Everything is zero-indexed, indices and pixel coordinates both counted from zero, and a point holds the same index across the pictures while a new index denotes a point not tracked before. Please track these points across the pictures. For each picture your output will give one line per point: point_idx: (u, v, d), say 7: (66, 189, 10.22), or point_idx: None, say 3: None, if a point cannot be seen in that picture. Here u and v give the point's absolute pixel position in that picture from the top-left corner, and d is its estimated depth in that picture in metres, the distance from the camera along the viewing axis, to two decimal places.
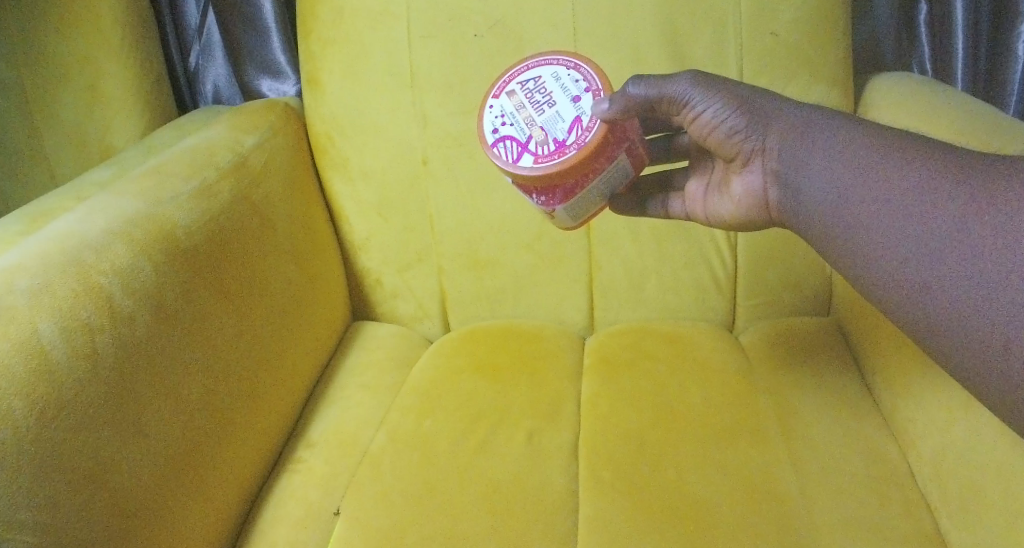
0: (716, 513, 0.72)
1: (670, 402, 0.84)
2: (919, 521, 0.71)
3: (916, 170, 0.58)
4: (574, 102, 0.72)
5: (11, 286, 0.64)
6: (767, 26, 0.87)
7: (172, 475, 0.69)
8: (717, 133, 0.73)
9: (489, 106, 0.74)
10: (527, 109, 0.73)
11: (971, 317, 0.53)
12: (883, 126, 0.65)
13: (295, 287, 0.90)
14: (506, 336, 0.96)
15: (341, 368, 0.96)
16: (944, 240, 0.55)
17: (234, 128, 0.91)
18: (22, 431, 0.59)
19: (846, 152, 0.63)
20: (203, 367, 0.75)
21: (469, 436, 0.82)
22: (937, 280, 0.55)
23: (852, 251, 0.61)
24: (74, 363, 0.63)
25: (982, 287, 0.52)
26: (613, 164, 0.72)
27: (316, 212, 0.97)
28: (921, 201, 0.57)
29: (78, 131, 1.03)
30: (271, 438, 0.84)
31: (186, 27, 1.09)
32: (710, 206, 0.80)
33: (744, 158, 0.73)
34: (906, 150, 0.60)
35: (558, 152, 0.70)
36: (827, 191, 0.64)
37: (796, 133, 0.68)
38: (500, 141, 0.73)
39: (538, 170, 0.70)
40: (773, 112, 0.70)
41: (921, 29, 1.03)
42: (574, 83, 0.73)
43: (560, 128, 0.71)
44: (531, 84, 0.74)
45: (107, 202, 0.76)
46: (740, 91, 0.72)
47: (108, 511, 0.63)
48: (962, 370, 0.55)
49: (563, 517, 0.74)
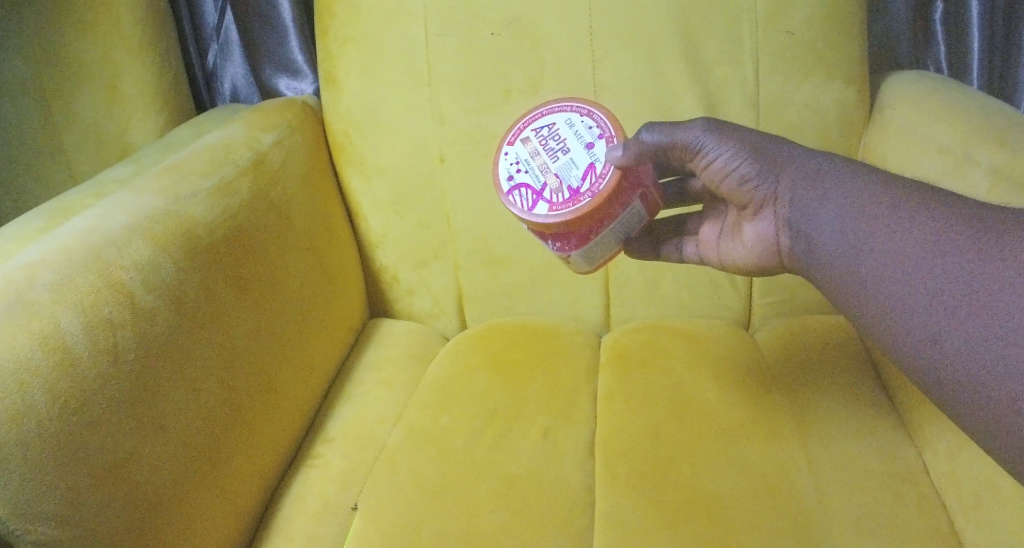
0: (732, 509, 0.73)
1: (686, 398, 0.84)
2: (934, 518, 0.71)
3: (927, 221, 0.58)
4: (588, 149, 0.73)
5: (34, 281, 0.65)
6: (783, 24, 0.87)
7: (190, 492, 0.70)
8: (729, 180, 0.74)
9: (504, 153, 0.75)
10: (541, 156, 0.74)
11: (979, 375, 0.52)
12: (893, 174, 0.65)
13: (313, 285, 0.91)
14: (522, 333, 0.96)
15: (359, 363, 0.97)
16: (952, 293, 0.55)
17: (252, 126, 0.92)
18: (46, 423, 0.60)
19: (857, 199, 0.64)
20: (223, 380, 0.76)
21: (485, 431, 0.83)
22: (945, 333, 0.54)
23: (862, 296, 0.61)
24: (96, 358, 0.64)
25: (989, 345, 0.52)
26: (626, 210, 0.72)
27: (333, 208, 0.98)
28: (930, 252, 0.57)
29: (96, 129, 1.04)
30: (282, 454, 0.84)
31: (204, 26, 1.10)
32: (723, 250, 0.80)
33: (756, 206, 0.74)
34: (916, 200, 0.60)
35: (572, 200, 0.71)
36: (837, 236, 0.64)
37: (806, 182, 0.68)
38: (515, 189, 0.73)
39: (550, 219, 0.71)
40: (784, 160, 0.71)
41: (936, 27, 1.02)
42: (588, 130, 0.74)
43: (574, 176, 0.72)
44: (545, 130, 0.75)
45: (126, 199, 0.77)
46: (753, 138, 0.73)
47: (123, 524, 0.64)
48: (975, 426, 0.54)
49: (578, 514, 0.75)
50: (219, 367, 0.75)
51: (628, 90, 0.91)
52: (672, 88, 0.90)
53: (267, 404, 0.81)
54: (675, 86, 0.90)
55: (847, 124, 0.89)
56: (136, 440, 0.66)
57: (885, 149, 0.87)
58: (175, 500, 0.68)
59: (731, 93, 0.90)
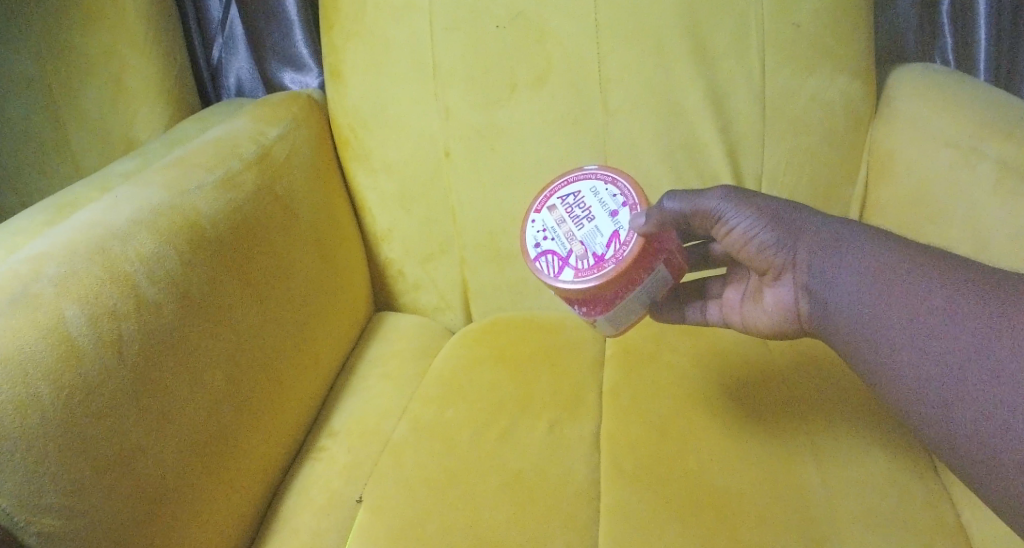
0: (738, 502, 0.72)
1: (692, 390, 0.84)
2: (942, 512, 0.72)
3: (941, 289, 0.60)
4: (613, 217, 0.74)
5: (38, 274, 0.66)
6: (791, 17, 0.86)
7: (202, 507, 0.71)
8: (749, 247, 0.73)
9: (531, 221, 0.77)
10: (567, 223, 0.76)
11: (991, 441, 0.55)
12: (907, 238, 0.66)
13: (316, 275, 0.91)
14: (527, 326, 0.96)
15: (364, 357, 0.97)
16: (964, 364, 0.57)
17: (258, 120, 0.92)
18: (49, 414, 0.60)
19: (873, 265, 0.64)
20: (231, 378, 0.76)
21: (490, 425, 0.83)
22: (958, 402, 0.57)
23: (878, 360, 0.62)
24: (101, 349, 0.65)
25: (998, 417, 0.54)
26: (650, 275, 0.72)
27: (338, 202, 0.98)
28: (942, 322, 0.58)
29: (102, 124, 1.04)
30: (283, 451, 0.83)
31: (209, 21, 1.10)
32: (747, 314, 0.79)
33: (775, 272, 0.73)
34: (929, 268, 0.61)
35: (596, 267, 0.72)
36: (855, 302, 0.64)
37: (826, 249, 0.68)
38: (542, 255, 0.75)
39: (576, 285, 0.72)
40: (804, 228, 0.70)
41: (943, 20, 1.01)
42: (612, 198, 0.75)
43: (599, 243, 0.73)
44: (571, 198, 0.77)
45: (133, 192, 0.77)
46: (773, 205, 0.72)
47: (131, 532, 0.64)
48: (985, 485, 0.56)
49: (584, 508, 0.75)
50: (225, 372, 0.75)
51: (633, 84, 0.90)
52: (679, 82, 0.89)
53: (269, 408, 0.80)
54: (681, 80, 0.89)
55: (854, 117, 0.89)
56: (146, 447, 0.66)
57: (889, 142, 0.86)
58: (190, 498, 0.70)
59: (738, 87, 0.89)
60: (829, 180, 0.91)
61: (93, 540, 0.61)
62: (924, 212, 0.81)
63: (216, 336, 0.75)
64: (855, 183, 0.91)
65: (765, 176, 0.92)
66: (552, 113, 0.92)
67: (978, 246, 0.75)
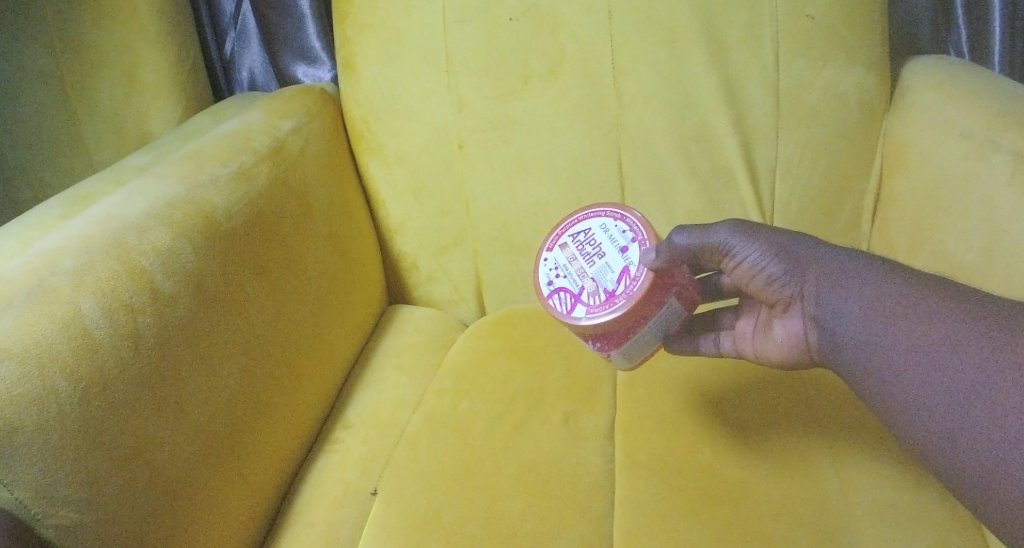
0: (754, 496, 0.72)
1: (706, 384, 0.83)
2: (957, 507, 0.70)
3: (947, 319, 0.59)
4: (622, 253, 0.74)
5: (55, 267, 0.66)
6: (805, 8, 0.85)
7: (214, 514, 0.71)
8: (757, 280, 0.72)
9: (543, 259, 0.77)
10: (579, 260, 0.75)
11: (996, 468, 0.54)
12: (913, 268, 0.65)
13: (331, 268, 0.91)
14: (540, 319, 0.96)
15: (378, 350, 0.98)
16: (969, 393, 0.56)
17: (271, 113, 0.92)
18: (67, 408, 0.61)
19: (882, 294, 0.63)
20: (244, 379, 0.76)
21: (504, 417, 0.83)
22: (964, 430, 0.56)
23: (885, 384, 0.62)
24: (117, 343, 0.65)
25: (1005, 446, 0.54)
26: (663, 308, 0.72)
27: (352, 196, 0.98)
28: (948, 350, 0.58)
29: (117, 116, 1.05)
30: (293, 454, 0.83)
31: (221, 15, 1.11)
32: (758, 346, 0.77)
33: (784, 304, 0.72)
34: (935, 297, 0.61)
35: (608, 302, 0.72)
36: (863, 331, 0.63)
37: (833, 278, 0.67)
38: (555, 293, 0.75)
39: (590, 322, 0.72)
40: (811, 259, 0.69)
41: (957, 11, 0.99)
42: (622, 234, 0.75)
43: (609, 279, 0.73)
44: (582, 236, 0.77)
45: (147, 186, 0.78)
46: (781, 238, 0.71)
47: (142, 531, 0.64)
48: (990, 511, 0.56)
49: (599, 499, 0.75)
50: (239, 377, 0.76)
51: (647, 76, 0.90)
52: (692, 73, 0.88)
53: (280, 415, 0.80)
54: (694, 72, 0.88)
55: (870, 108, 0.87)
56: (158, 446, 0.66)
57: (903, 133, 0.86)
58: (205, 499, 0.70)
59: (751, 78, 0.88)
60: (845, 171, 0.90)
61: (104, 537, 0.62)
62: (939, 204, 0.80)
63: (230, 337, 0.76)
64: (870, 176, 0.90)
65: (779, 167, 0.91)
66: (565, 106, 0.92)
67: (994, 238, 0.74)
